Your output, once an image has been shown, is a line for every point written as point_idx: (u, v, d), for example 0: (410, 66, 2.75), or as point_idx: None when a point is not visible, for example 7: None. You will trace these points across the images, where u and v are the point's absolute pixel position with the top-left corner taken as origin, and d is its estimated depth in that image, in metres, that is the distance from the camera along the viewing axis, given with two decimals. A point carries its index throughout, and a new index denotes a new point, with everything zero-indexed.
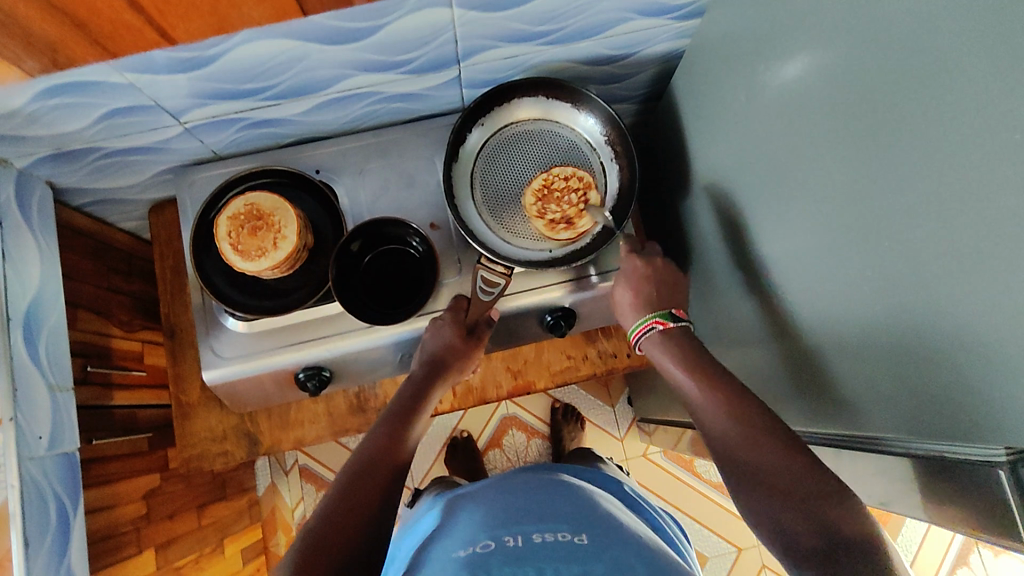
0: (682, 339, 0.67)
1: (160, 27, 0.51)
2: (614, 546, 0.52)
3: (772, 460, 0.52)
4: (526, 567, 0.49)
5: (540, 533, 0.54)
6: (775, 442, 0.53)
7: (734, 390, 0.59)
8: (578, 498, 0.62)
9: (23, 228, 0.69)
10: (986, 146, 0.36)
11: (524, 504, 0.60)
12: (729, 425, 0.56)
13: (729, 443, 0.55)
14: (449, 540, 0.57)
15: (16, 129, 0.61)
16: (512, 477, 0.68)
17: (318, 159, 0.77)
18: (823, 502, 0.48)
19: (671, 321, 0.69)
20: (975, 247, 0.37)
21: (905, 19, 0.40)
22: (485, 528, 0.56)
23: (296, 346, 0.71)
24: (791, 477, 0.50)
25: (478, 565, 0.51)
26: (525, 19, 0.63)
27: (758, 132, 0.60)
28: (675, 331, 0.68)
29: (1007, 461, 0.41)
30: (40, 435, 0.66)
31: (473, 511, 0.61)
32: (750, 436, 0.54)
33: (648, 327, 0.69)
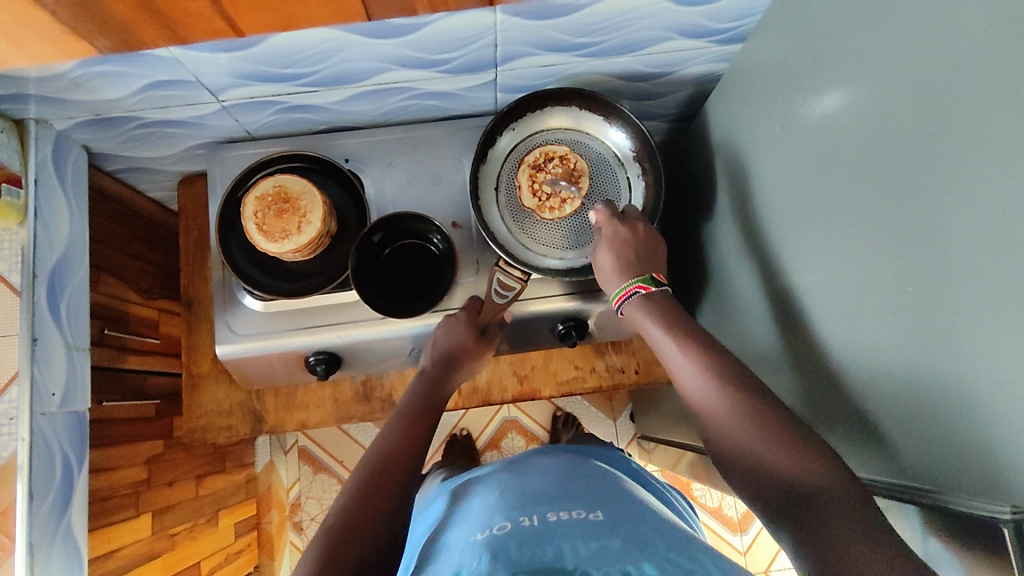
0: (662, 299, 0.64)
1: (231, 17, 0.49)
2: (630, 523, 0.52)
3: (743, 430, 0.51)
4: (545, 544, 0.49)
5: (556, 513, 0.54)
6: (749, 412, 0.51)
7: (715, 357, 0.57)
8: (594, 482, 0.61)
9: (55, 188, 0.70)
10: (1021, 204, 0.35)
11: (541, 488, 0.60)
12: (705, 397, 0.55)
13: (707, 419, 0.54)
14: (465, 525, 0.57)
15: (60, 93, 0.62)
16: (526, 462, 0.68)
17: (348, 148, 0.78)
18: (795, 470, 0.47)
19: (654, 287, 0.65)
20: (1002, 302, 0.37)
21: (947, 68, 0.40)
22: (501, 511, 0.56)
23: (309, 329, 0.72)
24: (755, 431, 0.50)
25: (497, 544, 0.49)
26: (566, 29, 0.63)
27: (790, 163, 0.60)
28: (655, 296, 0.65)
29: (1011, 520, 0.40)
30: (52, 391, 0.68)
31: (486, 496, 0.61)
32: (727, 410, 0.53)
33: (631, 291, 0.65)
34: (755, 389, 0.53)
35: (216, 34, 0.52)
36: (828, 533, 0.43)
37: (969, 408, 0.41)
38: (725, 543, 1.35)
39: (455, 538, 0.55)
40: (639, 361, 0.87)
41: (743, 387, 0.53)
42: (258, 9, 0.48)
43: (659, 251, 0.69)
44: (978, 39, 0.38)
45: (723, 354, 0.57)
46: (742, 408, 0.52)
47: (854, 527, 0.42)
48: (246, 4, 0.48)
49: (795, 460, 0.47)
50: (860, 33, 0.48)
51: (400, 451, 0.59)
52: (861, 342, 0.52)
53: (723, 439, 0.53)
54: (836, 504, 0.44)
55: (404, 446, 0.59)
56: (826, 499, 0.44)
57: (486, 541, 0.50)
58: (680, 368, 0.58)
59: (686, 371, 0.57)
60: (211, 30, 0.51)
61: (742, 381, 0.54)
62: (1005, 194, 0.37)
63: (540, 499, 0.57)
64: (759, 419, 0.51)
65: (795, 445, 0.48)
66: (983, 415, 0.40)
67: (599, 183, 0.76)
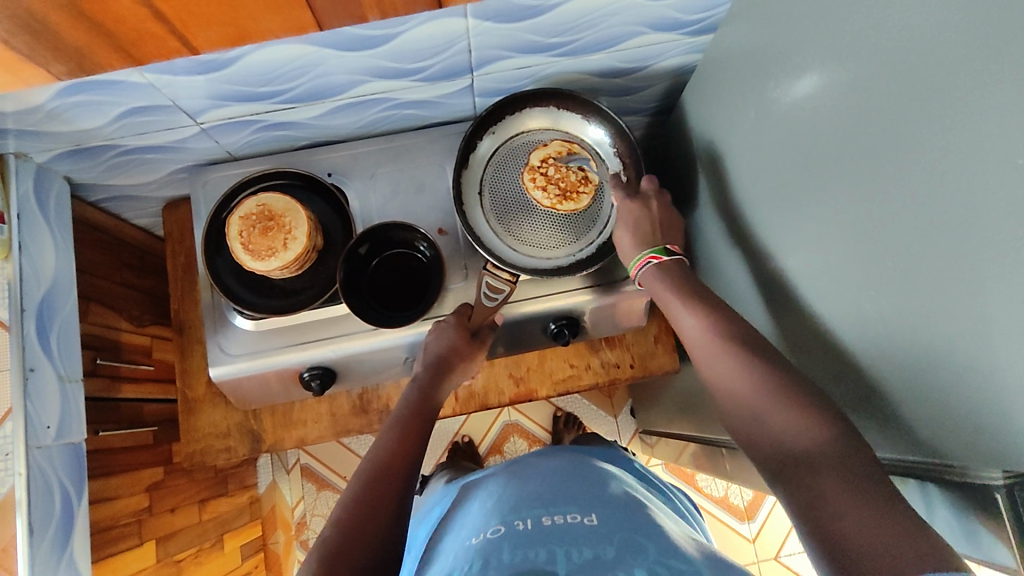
0: (676, 272, 0.63)
1: (183, 35, 0.48)
2: (625, 528, 0.51)
3: (743, 389, 0.51)
4: (538, 546, 0.49)
5: (551, 516, 0.54)
6: (759, 374, 0.51)
7: (729, 323, 0.56)
8: (592, 482, 0.62)
9: (39, 221, 0.70)
10: (992, 172, 0.36)
11: (537, 490, 0.60)
12: (715, 360, 0.55)
13: (716, 380, 0.54)
14: (463, 530, 0.57)
15: (37, 125, 0.62)
16: (525, 463, 0.68)
17: (330, 162, 0.78)
18: (793, 427, 0.47)
19: (665, 257, 0.65)
20: (982, 271, 0.38)
21: (914, 43, 0.41)
22: (497, 514, 0.56)
23: (301, 345, 0.72)
24: (756, 393, 0.50)
25: (490, 548, 0.50)
26: (539, 30, 0.64)
27: (768, 148, 0.61)
28: (669, 265, 0.64)
29: (1004, 486, 0.41)
30: (48, 424, 0.67)
31: (483, 500, 0.61)
32: (737, 372, 0.52)
33: (643, 263, 0.66)
34: (768, 348, 0.53)
35: (170, 52, 0.50)
36: (815, 490, 0.43)
37: (957, 378, 0.41)
38: (733, 533, 1.35)
39: (452, 543, 0.56)
40: (634, 355, 0.87)
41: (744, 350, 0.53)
42: (208, 25, 0.47)
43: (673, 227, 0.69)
44: (942, 12, 0.38)
45: (729, 317, 0.56)
46: (746, 371, 0.52)
47: (837, 483, 0.42)
48: (196, 13, 0.46)
49: (798, 419, 0.47)
50: (827, 16, 0.49)
51: (395, 457, 0.59)
52: (849, 320, 0.52)
53: (730, 400, 0.53)
54: (828, 463, 0.44)
55: (399, 454, 0.59)
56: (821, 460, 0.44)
57: (480, 547, 0.51)
58: (691, 332, 0.58)
59: (693, 334, 0.58)
60: (165, 50, 0.50)
61: (753, 344, 0.54)
62: (975, 164, 0.37)
63: (537, 501, 0.57)
64: (766, 379, 0.50)
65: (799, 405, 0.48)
66: (972, 383, 0.40)
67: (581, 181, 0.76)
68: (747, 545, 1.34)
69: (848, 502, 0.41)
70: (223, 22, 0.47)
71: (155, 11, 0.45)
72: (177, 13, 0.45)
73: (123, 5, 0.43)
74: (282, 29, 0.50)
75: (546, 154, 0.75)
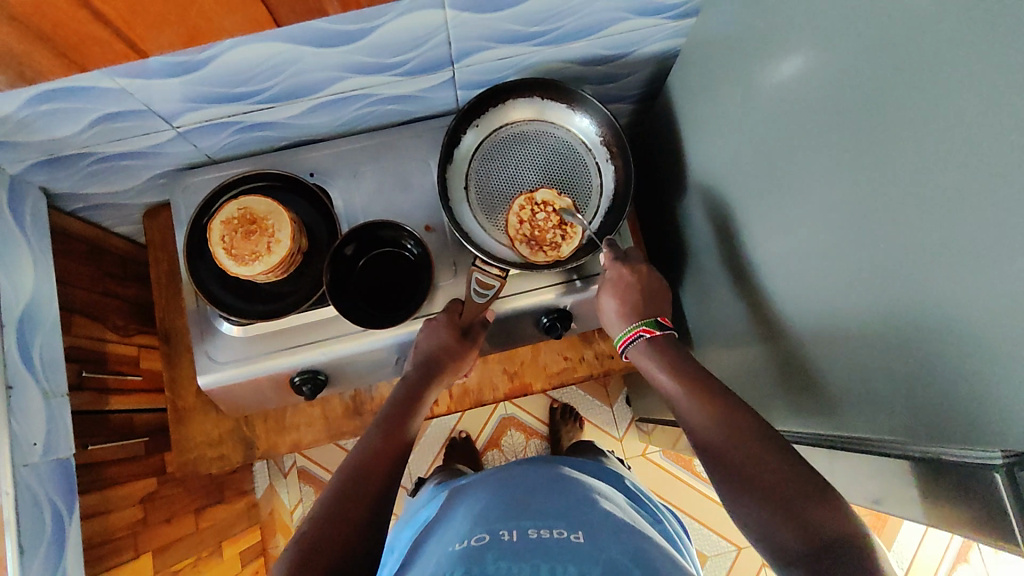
0: (666, 345, 0.67)
1: (131, 39, 0.47)
2: (614, 548, 0.51)
3: (767, 475, 0.50)
4: (523, 562, 0.48)
5: (536, 529, 0.53)
6: (771, 459, 0.51)
7: (723, 400, 0.57)
8: (576, 495, 0.61)
9: (15, 234, 0.68)
10: (983, 148, 0.35)
11: (523, 501, 0.59)
12: (719, 441, 0.54)
13: (721, 463, 0.53)
14: (446, 536, 0.56)
15: (7, 136, 0.61)
16: (509, 473, 0.67)
17: (312, 162, 0.76)
18: (823, 523, 0.46)
19: (659, 329, 0.68)
20: (974, 252, 0.37)
21: (901, 19, 0.40)
22: (480, 523, 0.55)
23: (290, 350, 0.71)
24: (779, 479, 0.49)
25: (474, 558, 0.49)
26: (519, 19, 0.62)
27: (755, 132, 0.60)
28: (660, 339, 0.67)
29: (1004, 466, 0.40)
30: (33, 441, 0.66)
31: (467, 507, 0.60)
32: (748, 457, 0.52)
33: (636, 335, 0.69)
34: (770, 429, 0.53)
35: (118, 58, 0.49)
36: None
37: (950, 360, 0.41)
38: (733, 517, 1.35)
39: (434, 548, 0.55)
40: None
41: (768, 438, 0.52)
42: (158, 25, 0.46)
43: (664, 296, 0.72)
44: None
45: (743, 406, 0.55)
46: (769, 460, 0.51)
47: None
48: (144, 14, 0.45)
49: (823, 510, 0.46)
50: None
51: (378, 458, 0.58)
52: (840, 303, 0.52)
53: (739, 484, 0.51)
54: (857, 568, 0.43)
55: (383, 454, 0.59)
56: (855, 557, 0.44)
57: (461, 554, 0.50)
58: (688, 410, 0.59)
59: (701, 416, 0.57)
60: (116, 54, 0.49)
61: (756, 426, 0.54)
62: (966, 141, 0.36)
63: (522, 513, 0.56)
64: (778, 465, 0.50)
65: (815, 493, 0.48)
66: (967, 365, 0.40)
67: (568, 172, 0.75)
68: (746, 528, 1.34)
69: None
70: (174, 23, 0.46)
71: (99, 15, 0.43)
72: (120, 12, 0.44)
73: (64, 10, 0.42)
74: (239, 25, 0.48)
75: (553, 201, 0.73)
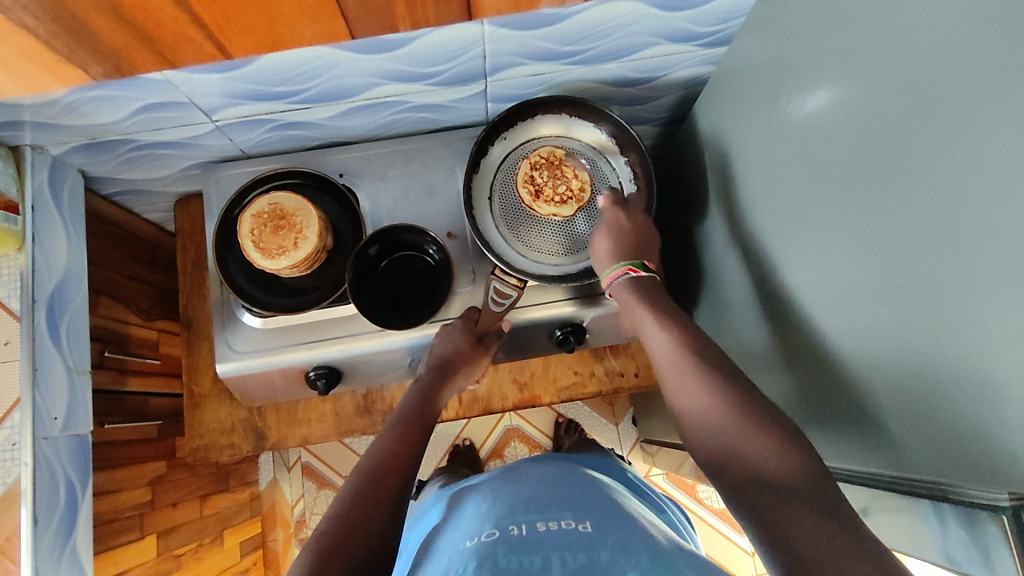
0: (652, 288, 0.67)
1: (221, 41, 0.51)
2: (618, 533, 0.52)
3: (715, 408, 0.53)
4: (531, 554, 0.50)
5: (544, 522, 0.54)
6: (721, 394, 0.54)
7: (696, 342, 0.59)
8: (585, 487, 0.62)
9: (52, 214, 0.71)
10: (1003, 191, 0.36)
11: (533, 496, 0.60)
12: (679, 379, 0.58)
13: (682, 401, 0.57)
14: (456, 532, 0.58)
15: (54, 119, 0.63)
16: (521, 470, 0.68)
17: (342, 163, 0.78)
18: (761, 445, 0.49)
19: (643, 271, 0.68)
20: (988, 295, 0.38)
21: (929, 63, 0.41)
22: (491, 518, 0.57)
23: (308, 344, 0.72)
24: (722, 414, 0.53)
25: (485, 552, 0.50)
26: (553, 38, 0.64)
27: (779, 162, 0.61)
28: (646, 283, 0.67)
29: (1011, 507, 0.40)
30: (54, 416, 0.68)
31: (477, 503, 0.62)
32: (702, 385, 0.55)
33: (621, 274, 0.68)
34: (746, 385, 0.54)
35: (204, 56, 0.52)
36: (770, 504, 0.45)
37: (960, 398, 0.41)
38: (732, 545, 1.35)
39: (447, 544, 0.56)
40: (639, 364, 0.87)
41: (718, 371, 0.56)
42: (244, 33, 0.50)
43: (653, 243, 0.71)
44: (957, 33, 0.38)
45: (703, 341, 0.59)
46: (713, 390, 0.54)
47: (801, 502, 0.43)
48: (236, 22, 0.48)
49: (757, 431, 0.50)
50: (841, 33, 0.49)
51: (392, 459, 0.59)
52: (852, 337, 0.52)
53: (693, 407, 0.55)
54: (787, 480, 0.46)
55: (396, 458, 0.60)
56: (773, 474, 0.47)
57: (474, 550, 0.51)
58: (660, 348, 0.61)
59: (664, 352, 0.60)
60: (200, 53, 0.52)
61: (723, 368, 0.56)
62: (985, 185, 0.37)
63: (529, 507, 0.58)
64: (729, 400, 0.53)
65: (755, 420, 0.51)
66: (975, 404, 0.40)
67: (591, 188, 0.77)
68: (745, 558, 1.34)
69: (801, 515, 0.42)
70: (259, 30, 0.50)
71: (195, 19, 0.47)
72: (216, 19, 0.47)
73: (166, 12, 0.45)
74: (315, 35, 0.52)
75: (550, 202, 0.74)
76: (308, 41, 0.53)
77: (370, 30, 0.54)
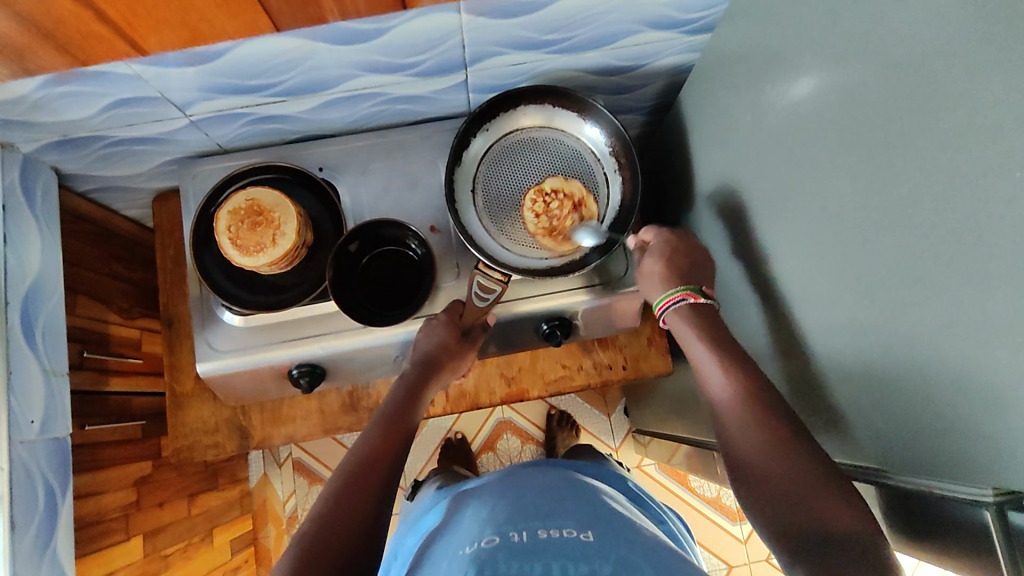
0: (710, 315, 0.63)
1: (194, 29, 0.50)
2: (620, 544, 0.52)
3: (780, 462, 0.50)
4: (533, 562, 0.49)
5: (546, 530, 0.54)
6: (792, 448, 0.50)
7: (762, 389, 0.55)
8: (584, 497, 0.62)
9: (25, 213, 0.69)
10: (993, 179, 0.35)
11: (533, 502, 0.60)
12: (743, 422, 0.54)
13: (739, 447, 0.53)
14: (455, 536, 0.57)
15: (23, 115, 0.61)
16: (517, 475, 0.68)
17: (322, 157, 0.77)
18: (833, 512, 0.45)
19: (703, 298, 0.64)
20: (972, 287, 0.37)
21: (912, 48, 0.40)
22: (490, 524, 0.56)
23: (291, 343, 0.71)
24: (789, 467, 0.49)
25: (487, 558, 0.50)
26: (534, 27, 0.63)
27: (765, 151, 0.59)
28: (702, 307, 0.64)
29: (994, 503, 0.40)
30: (31, 419, 0.66)
31: (475, 509, 0.61)
32: (768, 435, 0.52)
33: (678, 299, 0.65)
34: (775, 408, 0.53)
35: (122, 56, 0.52)
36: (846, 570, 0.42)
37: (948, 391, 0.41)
38: (725, 534, 1.35)
39: (444, 549, 0.55)
40: (627, 357, 0.86)
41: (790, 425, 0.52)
42: (161, 30, 0.49)
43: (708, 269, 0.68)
44: (941, 17, 0.37)
45: (766, 387, 0.55)
46: (783, 443, 0.51)
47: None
48: (149, 14, 0.47)
49: (834, 497, 0.46)
50: (824, 18, 0.48)
51: (377, 457, 0.59)
52: (842, 328, 0.51)
53: (752, 456, 0.52)
54: (858, 554, 0.42)
55: (380, 456, 0.59)
56: (851, 538, 0.44)
57: (473, 555, 0.51)
58: (720, 389, 0.57)
59: (723, 393, 0.57)
60: (116, 52, 0.52)
61: (777, 409, 0.53)
62: (970, 174, 0.36)
63: (531, 513, 0.57)
64: (798, 457, 0.50)
65: (827, 481, 0.47)
66: (963, 398, 0.39)
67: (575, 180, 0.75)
68: (738, 546, 1.34)
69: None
70: (176, 25, 0.49)
71: (100, 13, 0.46)
72: (123, 15, 0.47)
73: (69, 8, 0.44)
74: (237, 29, 0.51)
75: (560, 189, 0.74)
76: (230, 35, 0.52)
77: (296, 22, 0.52)
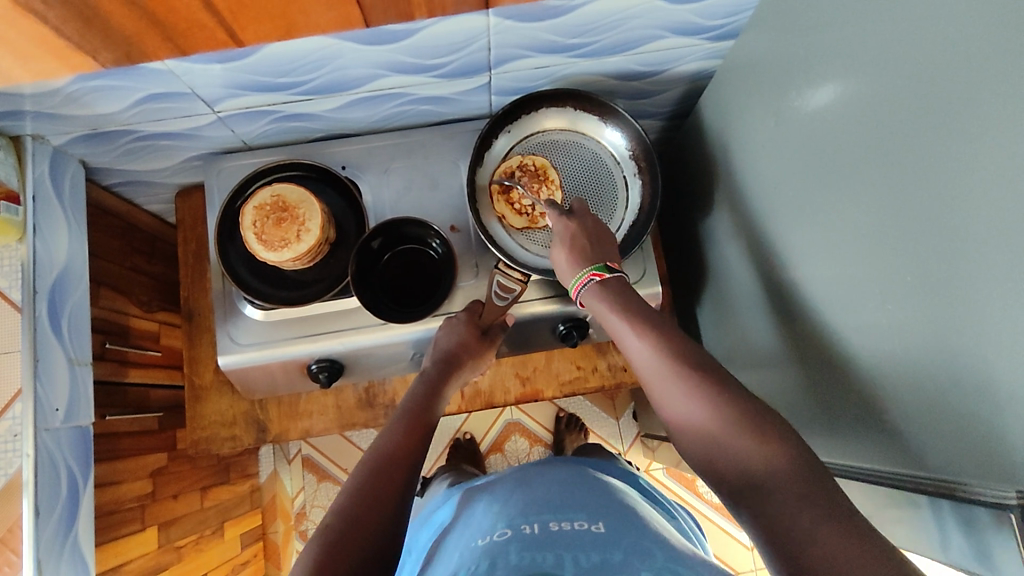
0: (621, 288, 0.64)
1: (233, 28, 0.50)
2: (631, 533, 0.52)
3: (705, 421, 0.51)
4: (546, 552, 0.49)
5: (558, 522, 0.54)
6: (713, 405, 0.51)
7: (682, 352, 0.56)
8: (597, 491, 0.62)
9: (53, 204, 0.70)
10: (1019, 186, 0.35)
11: (546, 496, 0.60)
12: (667, 392, 0.55)
13: (672, 415, 0.54)
14: (468, 532, 0.58)
15: (56, 108, 0.63)
16: (529, 471, 0.68)
17: (345, 155, 0.78)
18: (759, 458, 0.47)
19: (608, 274, 0.64)
20: (995, 293, 0.38)
21: (935, 58, 0.41)
22: (503, 518, 0.57)
23: (310, 338, 0.72)
24: (709, 424, 0.51)
25: (497, 552, 0.50)
26: (558, 30, 0.63)
27: (786, 157, 0.60)
28: (613, 281, 0.64)
29: (1018, 505, 0.39)
30: (56, 407, 0.67)
31: (488, 504, 0.62)
32: (687, 395, 0.53)
33: (586, 281, 0.64)
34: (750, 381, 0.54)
35: (217, 44, 0.52)
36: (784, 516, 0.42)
37: (972, 394, 0.41)
38: (731, 540, 1.35)
39: (457, 544, 0.56)
40: None
41: (702, 379, 0.53)
42: (258, 20, 0.50)
43: (608, 244, 0.68)
44: (964, 28, 0.38)
45: (683, 343, 0.57)
46: (700, 400, 0.52)
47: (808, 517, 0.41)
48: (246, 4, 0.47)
49: (753, 442, 0.48)
50: (848, 27, 0.49)
51: (398, 452, 0.59)
52: (862, 333, 0.52)
53: (679, 420, 0.53)
54: (784, 493, 0.44)
55: (403, 450, 0.60)
56: (776, 485, 0.45)
57: (487, 548, 0.51)
58: (640, 355, 0.58)
59: (643, 357, 0.58)
60: (212, 41, 0.52)
61: (702, 367, 0.54)
62: (994, 183, 0.37)
63: (543, 507, 0.58)
64: (720, 413, 0.51)
65: (755, 426, 0.48)
66: (988, 402, 0.40)
67: (595, 183, 0.76)
68: (745, 553, 1.34)
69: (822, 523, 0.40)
70: (273, 18, 0.50)
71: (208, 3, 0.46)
72: (231, 6, 0.47)
73: None
74: (329, 22, 0.52)
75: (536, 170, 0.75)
76: (320, 27, 0.53)
77: (386, 13, 0.53)
